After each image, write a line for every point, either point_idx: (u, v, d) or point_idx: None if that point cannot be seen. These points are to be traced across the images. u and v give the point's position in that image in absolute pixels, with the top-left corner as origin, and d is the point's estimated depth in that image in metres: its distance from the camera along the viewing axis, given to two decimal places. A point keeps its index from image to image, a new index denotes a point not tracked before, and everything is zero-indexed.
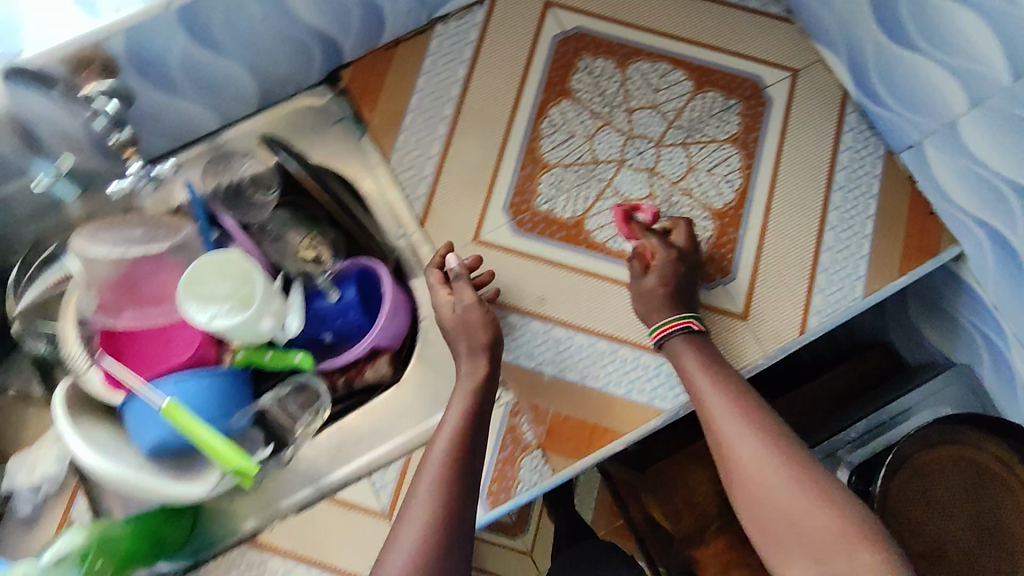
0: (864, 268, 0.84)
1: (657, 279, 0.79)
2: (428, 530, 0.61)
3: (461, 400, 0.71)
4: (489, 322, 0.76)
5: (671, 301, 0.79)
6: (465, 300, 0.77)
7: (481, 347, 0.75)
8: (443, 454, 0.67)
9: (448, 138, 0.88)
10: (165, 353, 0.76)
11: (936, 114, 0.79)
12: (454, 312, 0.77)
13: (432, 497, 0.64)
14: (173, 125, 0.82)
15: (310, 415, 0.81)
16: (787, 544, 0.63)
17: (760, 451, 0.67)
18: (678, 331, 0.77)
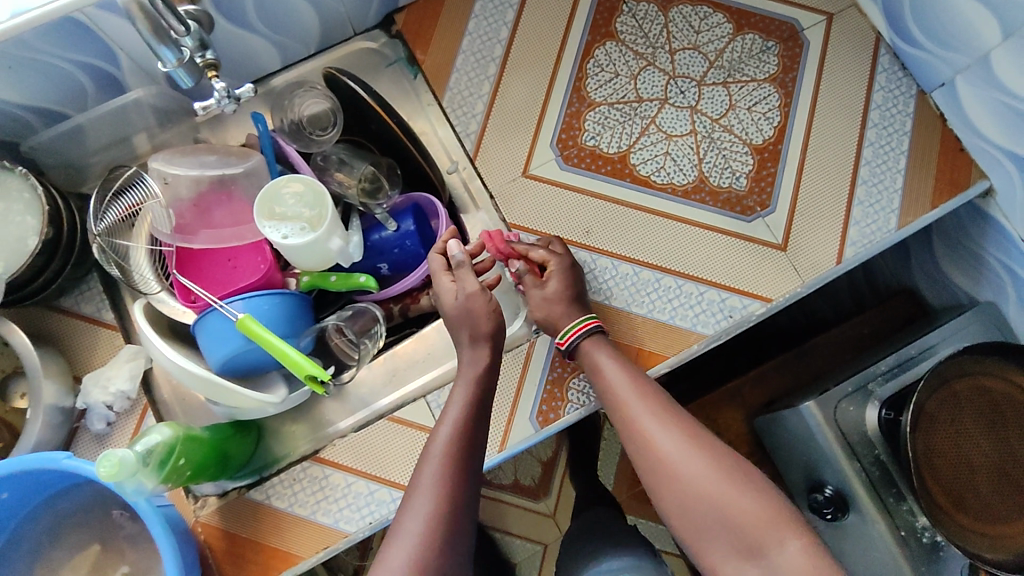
0: (898, 201, 0.88)
1: (556, 285, 0.79)
2: (434, 519, 0.63)
3: (467, 380, 0.72)
4: (492, 310, 0.74)
5: (577, 300, 0.80)
6: (467, 288, 0.75)
7: (483, 335, 0.74)
8: (443, 444, 0.67)
9: (498, 78, 0.91)
10: (233, 277, 0.80)
11: (970, 49, 0.83)
12: (456, 299, 0.75)
13: (437, 486, 0.65)
14: (239, 60, 0.85)
15: (368, 341, 0.83)
16: (711, 536, 0.64)
17: (679, 446, 0.67)
18: (583, 335, 0.77)
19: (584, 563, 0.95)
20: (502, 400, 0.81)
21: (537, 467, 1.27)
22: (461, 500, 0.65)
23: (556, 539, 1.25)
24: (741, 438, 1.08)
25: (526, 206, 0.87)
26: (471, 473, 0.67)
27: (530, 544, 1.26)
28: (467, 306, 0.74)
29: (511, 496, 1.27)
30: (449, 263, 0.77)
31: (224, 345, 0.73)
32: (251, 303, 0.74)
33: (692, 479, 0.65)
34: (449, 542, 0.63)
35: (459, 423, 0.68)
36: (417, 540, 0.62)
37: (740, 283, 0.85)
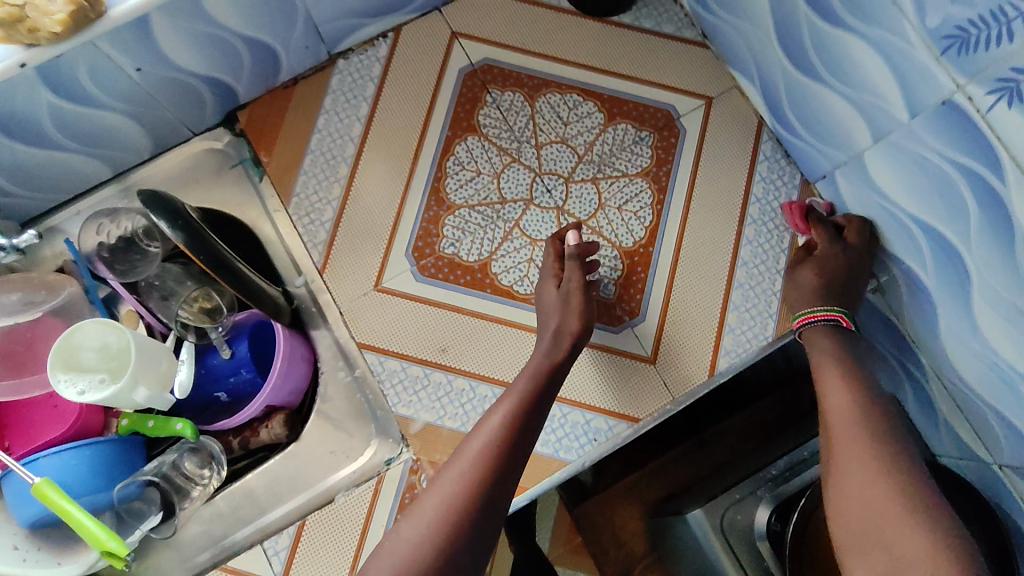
0: (777, 305, 0.81)
1: (813, 271, 0.77)
2: (466, 492, 0.59)
3: (541, 359, 0.71)
4: (585, 312, 0.74)
5: (818, 292, 0.75)
6: (569, 285, 0.76)
7: (569, 331, 0.73)
8: (498, 423, 0.64)
9: (350, 179, 0.85)
10: (48, 422, 0.73)
11: (844, 147, 0.77)
12: (559, 293, 0.76)
13: (488, 446, 0.62)
14: (62, 179, 0.79)
15: (207, 476, 0.77)
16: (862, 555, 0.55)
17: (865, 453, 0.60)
18: (822, 322, 0.74)
19: None
20: (344, 544, 0.75)
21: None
22: (508, 463, 0.62)
23: None
24: (636, 536, 0.95)
25: (379, 323, 0.81)
26: (522, 446, 0.64)
27: None
28: (563, 300, 0.75)
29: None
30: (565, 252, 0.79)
31: (31, 508, 0.68)
32: (61, 461, 0.68)
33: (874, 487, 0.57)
34: (483, 501, 0.59)
35: (526, 395, 0.67)
36: (454, 490, 0.59)
37: (603, 402, 0.79)
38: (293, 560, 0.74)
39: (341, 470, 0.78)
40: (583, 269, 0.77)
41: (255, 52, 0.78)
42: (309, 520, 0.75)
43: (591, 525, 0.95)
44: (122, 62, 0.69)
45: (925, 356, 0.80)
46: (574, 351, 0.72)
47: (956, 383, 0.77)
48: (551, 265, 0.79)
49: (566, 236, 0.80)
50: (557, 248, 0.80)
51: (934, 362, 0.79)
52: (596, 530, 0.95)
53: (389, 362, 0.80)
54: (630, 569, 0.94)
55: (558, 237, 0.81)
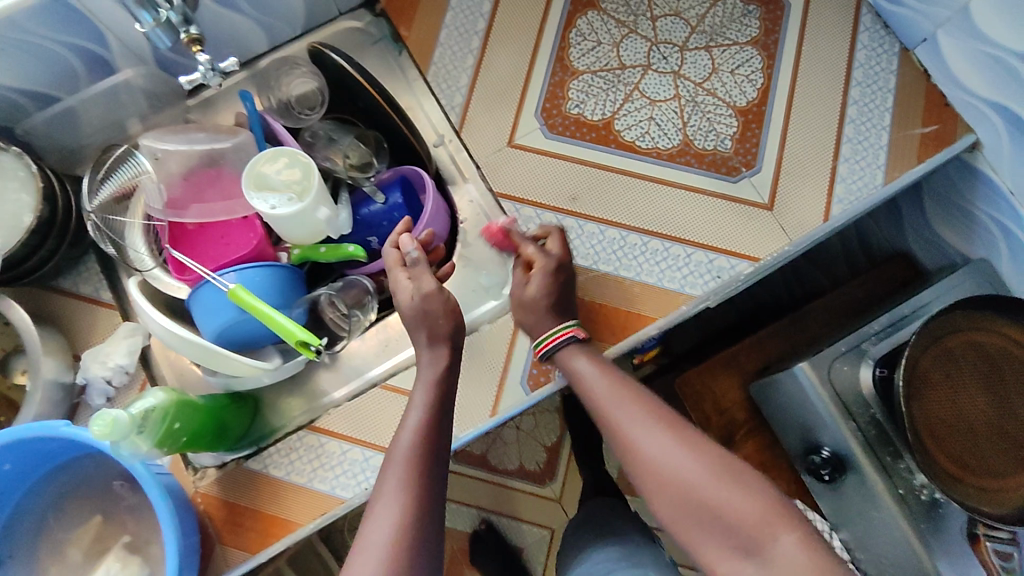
0: (883, 157, 0.87)
1: (537, 289, 0.75)
2: (400, 523, 0.59)
3: (425, 385, 0.69)
4: (450, 310, 0.71)
5: (553, 310, 0.75)
6: (422, 287, 0.72)
7: (441, 337, 0.71)
8: (408, 443, 0.65)
9: (481, 50, 0.92)
10: (228, 250, 0.81)
11: (947, 2, 0.83)
12: (413, 300, 0.72)
13: (405, 486, 0.61)
14: (228, 42, 0.86)
15: (359, 311, 0.84)
16: (701, 534, 0.59)
17: (665, 443, 0.63)
18: (565, 341, 0.73)
19: (581, 543, 0.92)
20: (491, 370, 0.82)
21: (541, 452, 1.07)
22: (430, 482, 0.63)
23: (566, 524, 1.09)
24: (738, 404, 1.06)
25: (514, 174, 0.88)
26: (437, 460, 0.65)
27: (537, 528, 1.10)
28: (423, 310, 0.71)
29: (520, 482, 1.08)
30: (404, 259, 0.74)
31: (221, 315, 0.75)
32: (244, 277, 0.76)
33: (691, 475, 0.61)
34: (420, 546, 0.59)
35: (427, 417, 0.66)
36: (386, 545, 0.58)
37: (728, 243, 0.85)
38: None
39: (482, 307, 0.85)
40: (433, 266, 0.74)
41: None
42: None
43: (694, 393, 1.06)
44: None
45: None
46: (454, 351, 0.72)
47: None
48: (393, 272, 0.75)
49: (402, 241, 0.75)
50: (397, 257, 0.75)
51: None
52: (699, 396, 1.06)
53: (524, 209, 0.87)
54: (732, 434, 1.05)
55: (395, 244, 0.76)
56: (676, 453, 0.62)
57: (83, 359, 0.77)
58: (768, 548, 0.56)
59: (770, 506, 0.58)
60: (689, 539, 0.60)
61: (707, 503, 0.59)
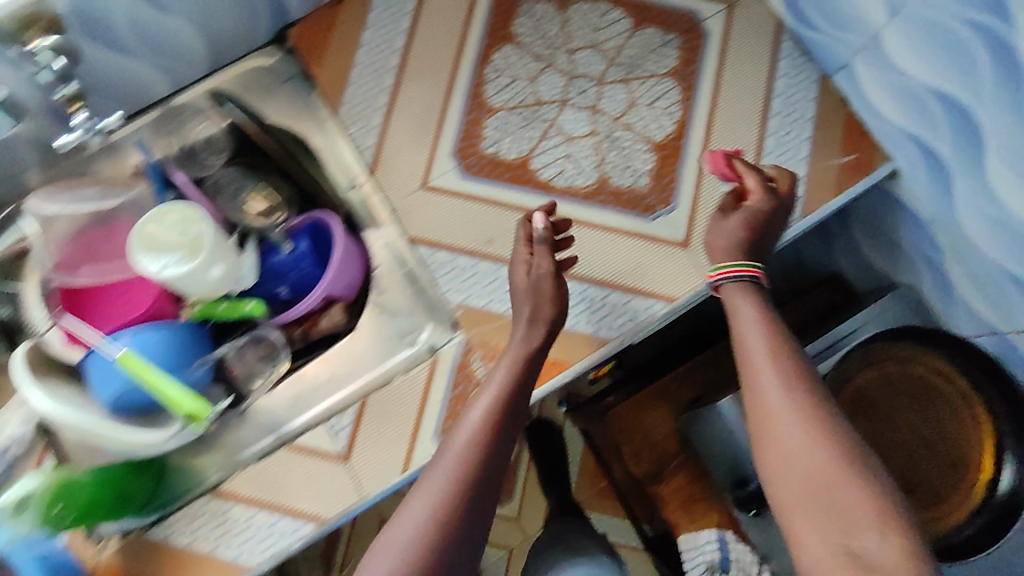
0: (801, 190, 0.86)
1: (740, 223, 0.80)
2: (451, 485, 0.69)
3: (513, 357, 0.77)
4: (557, 296, 0.80)
5: (734, 250, 0.79)
6: (540, 266, 0.80)
7: (542, 317, 0.78)
8: (477, 421, 0.73)
9: (395, 88, 0.89)
10: (126, 311, 0.79)
11: (861, 30, 0.81)
12: (528, 276, 0.80)
13: (466, 452, 0.71)
14: (127, 91, 0.83)
15: (269, 365, 0.85)
16: (799, 510, 0.63)
17: (801, 419, 0.66)
18: (729, 277, 0.78)
19: None
20: (403, 423, 0.80)
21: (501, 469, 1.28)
22: (488, 455, 0.72)
23: (522, 542, 1.25)
24: (668, 436, 1.09)
25: (427, 217, 0.85)
26: (500, 439, 0.74)
27: (496, 550, 1.26)
28: (535, 286, 0.79)
29: None
30: (531, 236, 0.82)
31: (112, 382, 0.74)
32: (140, 340, 0.76)
33: (808, 456, 0.63)
34: (466, 505, 0.68)
35: (496, 400, 0.74)
36: (438, 501, 0.68)
37: (645, 283, 0.84)
38: (356, 436, 0.80)
39: (395, 356, 0.84)
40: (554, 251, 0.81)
41: None
42: (369, 399, 0.81)
43: (626, 426, 1.09)
44: None
45: (942, 232, 0.86)
46: (549, 336, 0.79)
47: (972, 256, 0.84)
48: (521, 249, 0.82)
49: (533, 216, 0.83)
50: (527, 230, 0.83)
51: (952, 238, 0.86)
52: (631, 430, 1.09)
53: (439, 253, 0.84)
54: (663, 466, 1.08)
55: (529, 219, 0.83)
56: (806, 430, 0.65)
57: None
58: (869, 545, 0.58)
59: (885, 505, 0.59)
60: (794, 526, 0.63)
61: (834, 492, 0.61)
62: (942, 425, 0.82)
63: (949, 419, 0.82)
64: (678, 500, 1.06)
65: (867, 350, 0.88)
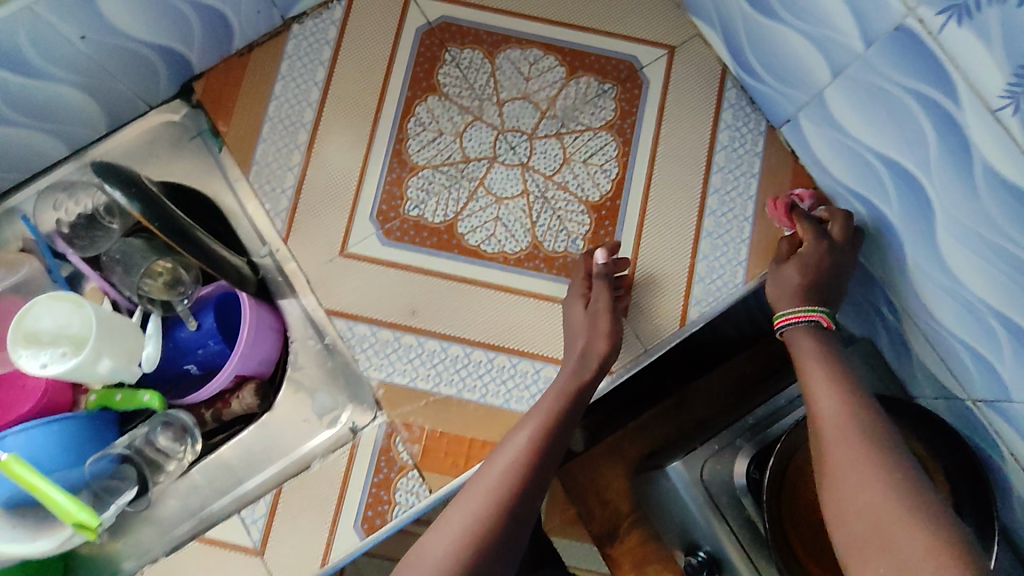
0: (745, 252, 0.81)
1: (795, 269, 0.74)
2: (490, 504, 0.60)
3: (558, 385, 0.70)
4: (614, 334, 0.73)
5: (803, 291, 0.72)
6: (599, 306, 0.74)
7: (597, 356, 0.72)
8: (525, 442, 0.65)
9: (310, 145, 0.83)
10: (12, 401, 0.72)
11: (805, 86, 0.75)
12: (587, 312, 0.75)
13: (512, 470, 0.63)
14: (18, 157, 0.78)
15: (183, 449, 0.78)
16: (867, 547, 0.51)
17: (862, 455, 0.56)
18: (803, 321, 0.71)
19: None
20: (320, 516, 0.74)
21: None
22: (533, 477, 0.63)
23: None
24: (623, 493, 0.99)
25: (346, 289, 0.80)
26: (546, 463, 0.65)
27: None
28: (590, 322, 0.74)
29: None
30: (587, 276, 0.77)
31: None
32: (29, 438, 0.68)
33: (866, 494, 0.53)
34: (501, 527, 0.59)
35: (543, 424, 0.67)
36: (476, 516, 0.59)
37: None
38: (270, 529, 0.73)
39: (316, 438, 0.79)
40: (612, 287, 0.76)
41: (204, 19, 0.77)
42: (284, 487, 0.75)
43: (576, 485, 0.99)
44: (65, 30, 0.68)
45: (894, 296, 0.81)
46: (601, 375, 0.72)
47: (928, 324, 0.78)
48: (579, 284, 0.77)
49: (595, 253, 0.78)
50: (586, 265, 0.78)
51: (906, 302, 0.80)
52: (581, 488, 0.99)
53: (358, 327, 0.79)
54: (615, 527, 0.98)
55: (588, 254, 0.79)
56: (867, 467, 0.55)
57: None
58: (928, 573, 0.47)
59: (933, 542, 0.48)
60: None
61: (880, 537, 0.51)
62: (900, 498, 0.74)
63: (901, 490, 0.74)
64: (631, 562, 0.96)
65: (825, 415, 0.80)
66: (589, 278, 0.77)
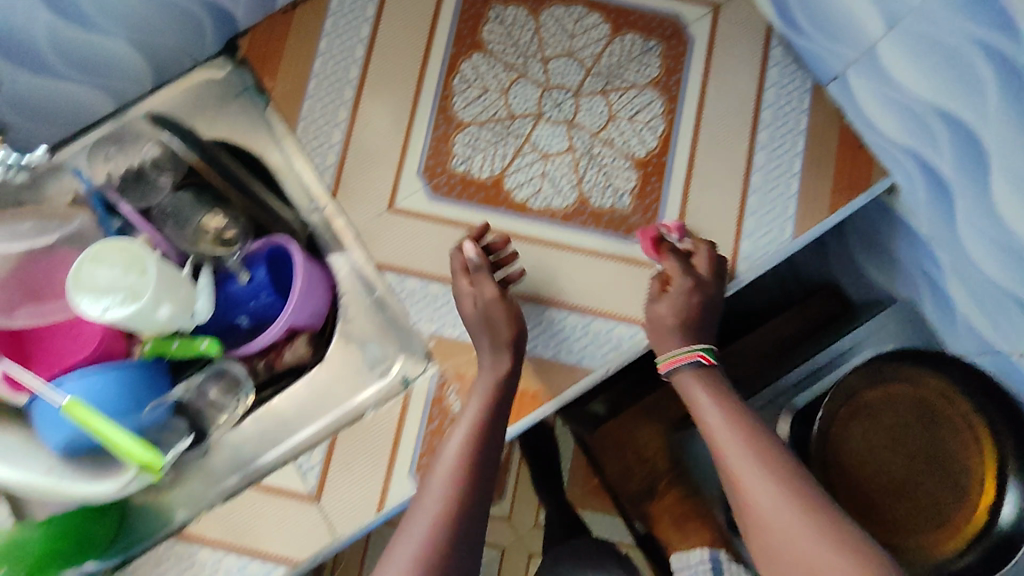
0: (793, 208, 0.81)
1: (669, 309, 0.76)
2: (434, 527, 0.63)
3: (482, 391, 0.72)
4: (512, 316, 0.75)
5: (685, 329, 0.76)
6: (485, 294, 0.75)
7: (505, 342, 0.74)
8: (457, 450, 0.68)
9: (356, 102, 0.83)
10: (71, 350, 0.74)
11: (854, 42, 0.76)
12: (476, 306, 0.75)
13: (446, 491, 0.66)
14: (66, 110, 0.79)
15: (233, 400, 0.81)
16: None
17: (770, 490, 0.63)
18: (688, 363, 0.75)
19: None
20: (376, 462, 0.75)
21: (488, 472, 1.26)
22: (472, 487, 0.67)
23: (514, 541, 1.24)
24: (661, 452, 1.02)
25: (396, 243, 0.81)
26: (484, 467, 0.68)
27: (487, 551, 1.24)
28: (484, 320, 0.75)
29: None
30: (468, 265, 0.78)
31: (60, 430, 0.69)
32: (87, 383, 0.70)
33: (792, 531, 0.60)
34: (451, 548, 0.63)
35: (473, 428, 0.70)
36: (419, 544, 0.62)
37: (628, 310, 0.79)
38: (326, 476, 0.75)
39: (365, 390, 0.80)
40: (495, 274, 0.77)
41: None
42: (338, 436, 0.76)
43: (616, 443, 1.04)
44: None
45: (944, 254, 0.81)
46: (517, 359, 0.75)
47: (974, 280, 0.79)
48: (461, 281, 0.77)
49: (465, 245, 0.78)
50: (463, 259, 0.78)
51: (955, 258, 0.80)
52: (621, 445, 1.03)
53: (409, 281, 0.80)
54: (655, 482, 1.00)
55: (459, 249, 0.78)
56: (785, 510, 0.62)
57: None
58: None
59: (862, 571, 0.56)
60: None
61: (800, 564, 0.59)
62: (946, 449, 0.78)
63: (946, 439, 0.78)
64: (671, 518, 0.97)
65: (876, 367, 0.82)
66: (469, 271, 0.77)
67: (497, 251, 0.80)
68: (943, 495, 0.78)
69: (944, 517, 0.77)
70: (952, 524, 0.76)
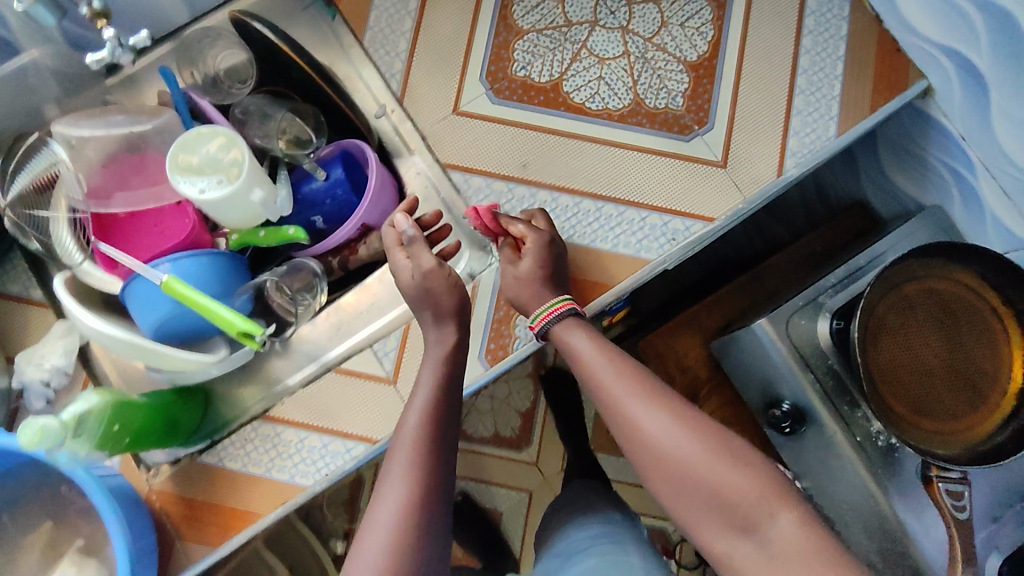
0: (836, 108, 0.85)
1: (532, 263, 0.75)
2: (409, 503, 0.61)
3: (435, 361, 0.70)
4: (454, 287, 0.73)
5: (548, 282, 0.75)
6: (422, 264, 0.73)
7: (447, 313, 0.72)
8: (415, 425, 0.66)
9: (420, 12, 0.87)
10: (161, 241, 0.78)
11: None
12: (414, 279, 0.73)
13: (413, 467, 0.63)
14: (146, 14, 0.82)
15: (309, 295, 0.84)
16: (703, 508, 0.61)
17: (668, 427, 0.64)
18: (559, 315, 0.72)
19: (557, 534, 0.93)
20: None
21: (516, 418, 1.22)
22: (437, 461, 0.65)
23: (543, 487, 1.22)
24: (700, 360, 1.06)
25: (462, 143, 0.85)
26: (444, 441, 0.66)
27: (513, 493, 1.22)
28: (424, 290, 0.72)
29: (492, 447, 1.23)
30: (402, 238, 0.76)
31: (158, 308, 0.72)
32: (181, 267, 0.74)
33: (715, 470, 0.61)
34: (428, 524, 0.61)
35: (430, 402, 0.67)
36: (390, 532, 0.59)
37: (681, 204, 0.83)
38: (403, 359, 0.77)
39: None
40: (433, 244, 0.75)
41: None
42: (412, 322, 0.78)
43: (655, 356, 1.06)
44: None
45: (974, 151, 0.87)
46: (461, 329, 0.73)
47: (1002, 173, 0.85)
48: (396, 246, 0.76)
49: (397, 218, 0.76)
50: (396, 233, 0.76)
51: (985, 153, 0.86)
52: (662, 357, 1.06)
53: (473, 179, 0.84)
54: (695, 391, 1.06)
55: (391, 224, 0.76)
56: (687, 442, 0.62)
57: (17, 363, 0.76)
58: (767, 528, 0.58)
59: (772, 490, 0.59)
60: (694, 524, 0.61)
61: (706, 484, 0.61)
62: (971, 346, 0.82)
63: (973, 333, 0.83)
64: None
65: (886, 276, 0.81)
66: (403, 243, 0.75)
67: (428, 227, 0.83)
68: (952, 399, 0.82)
69: (953, 416, 0.81)
70: (962, 422, 0.81)
